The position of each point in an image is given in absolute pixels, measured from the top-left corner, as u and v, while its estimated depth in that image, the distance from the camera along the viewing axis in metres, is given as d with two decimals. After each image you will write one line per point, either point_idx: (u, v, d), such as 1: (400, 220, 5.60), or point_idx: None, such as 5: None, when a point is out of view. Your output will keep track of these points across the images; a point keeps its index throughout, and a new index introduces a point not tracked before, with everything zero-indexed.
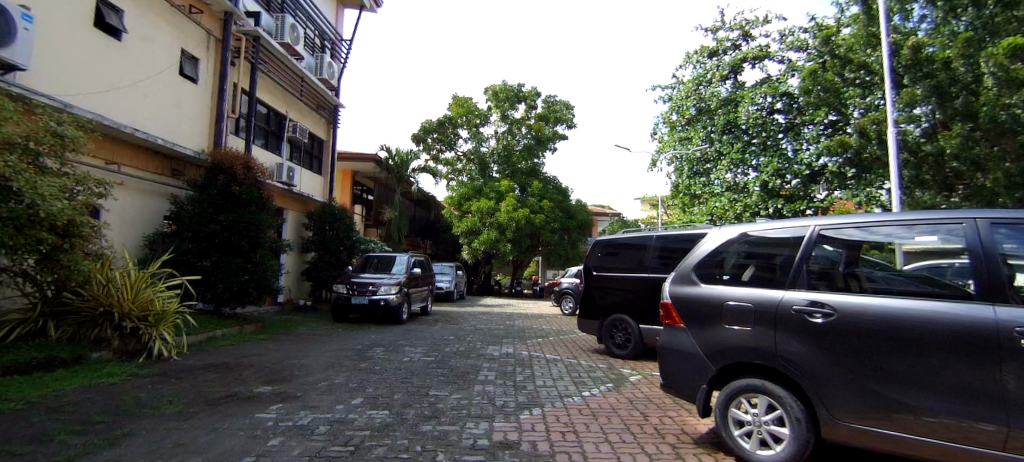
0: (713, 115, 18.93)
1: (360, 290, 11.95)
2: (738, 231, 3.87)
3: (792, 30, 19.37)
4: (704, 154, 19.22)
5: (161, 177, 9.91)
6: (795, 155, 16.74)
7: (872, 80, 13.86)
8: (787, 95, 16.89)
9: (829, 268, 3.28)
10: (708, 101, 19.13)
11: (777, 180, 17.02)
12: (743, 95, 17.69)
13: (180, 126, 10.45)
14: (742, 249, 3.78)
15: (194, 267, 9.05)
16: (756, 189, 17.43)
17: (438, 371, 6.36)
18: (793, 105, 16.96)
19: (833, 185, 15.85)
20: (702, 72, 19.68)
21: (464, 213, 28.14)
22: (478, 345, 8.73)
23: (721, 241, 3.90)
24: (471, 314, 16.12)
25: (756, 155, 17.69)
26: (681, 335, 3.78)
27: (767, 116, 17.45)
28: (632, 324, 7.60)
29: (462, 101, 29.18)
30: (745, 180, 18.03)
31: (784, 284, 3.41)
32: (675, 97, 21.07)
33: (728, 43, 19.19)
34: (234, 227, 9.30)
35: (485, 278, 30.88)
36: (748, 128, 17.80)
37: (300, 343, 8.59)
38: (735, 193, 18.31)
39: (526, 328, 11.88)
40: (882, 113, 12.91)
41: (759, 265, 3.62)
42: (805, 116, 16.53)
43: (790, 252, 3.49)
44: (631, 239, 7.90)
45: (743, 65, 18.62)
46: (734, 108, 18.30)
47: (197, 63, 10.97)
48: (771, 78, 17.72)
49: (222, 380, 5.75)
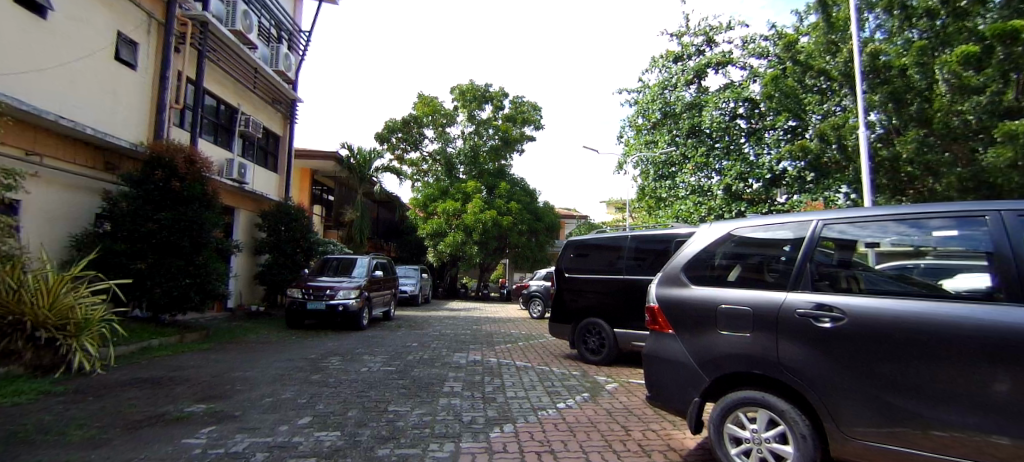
0: (677, 119, 19.15)
1: (317, 294, 11.16)
2: (727, 230, 3.58)
3: (753, 37, 19.78)
4: (669, 157, 19.44)
5: (93, 171, 8.92)
6: (757, 160, 17.01)
7: (830, 88, 14.29)
8: (750, 101, 17.19)
9: (826, 270, 3.02)
10: (674, 106, 19.33)
11: (739, 183, 17.26)
12: (707, 100, 17.95)
13: (116, 116, 9.45)
14: (730, 249, 3.47)
15: (127, 271, 8.06)
16: (719, 192, 17.67)
17: (399, 383, 5.82)
18: (755, 110, 17.31)
19: (793, 189, 16.18)
20: (668, 76, 19.84)
21: (430, 214, 27.48)
22: (443, 352, 8.21)
23: (709, 242, 3.59)
24: (436, 319, 15.49)
25: (719, 159, 17.96)
26: (670, 342, 3.44)
27: (729, 121, 17.70)
28: (606, 328, 7.22)
29: (427, 100, 28.52)
30: (710, 184, 18.23)
31: (780, 288, 3.12)
32: (640, 101, 21.21)
33: (692, 49, 19.44)
34: (174, 226, 8.42)
35: (450, 281, 30.23)
36: (711, 132, 18.06)
37: (245, 354, 7.82)
38: (699, 196, 18.50)
39: (494, 332, 11.42)
40: (841, 119, 13.25)
41: (749, 267, 3.34)
42: (766, 122, 16.86)
43: (782, 253, 3.22)
44: (605, 240, 7.60)
45: (707, 71, 18.85)
46: (698, 113, 18.57)
47: (136, 47, 9.96)
48: (733, 83, 18.03)
49: (149, 398, 5.00)
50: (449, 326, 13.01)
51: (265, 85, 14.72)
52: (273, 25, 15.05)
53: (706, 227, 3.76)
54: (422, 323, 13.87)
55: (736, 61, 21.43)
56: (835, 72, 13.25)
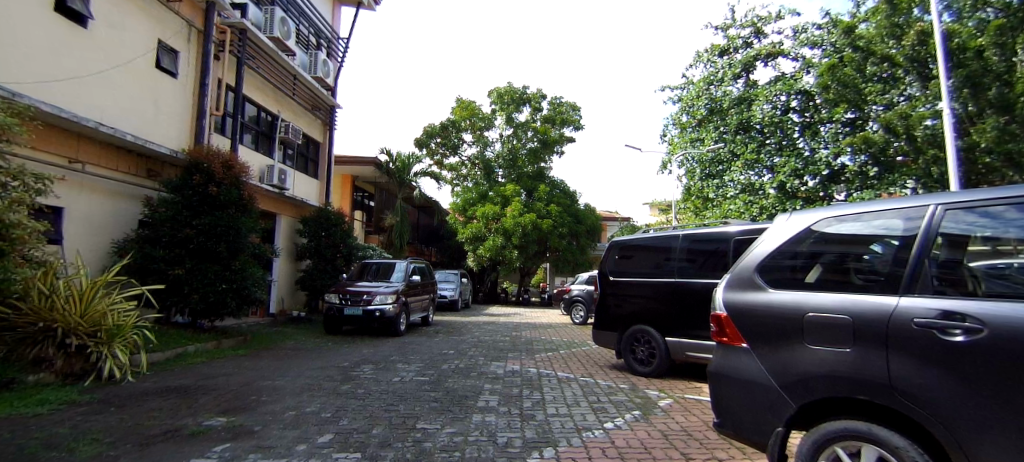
0: (725, 115, 18.10)
1: (354, 300, 11.01)
2: (807, 224, 2.90)
3: (806, 26, 18.48)
4: (717, 155, 18.38)
5: (133, 178, 9.11)
6: (812, 155, 15.79)
7: (894, 74, 13.12)
8: (803, 92, 16.05)
9: (943, 270, 2.29)
10: (720, 101, 18.31)
11: (794, 181, 16.05)
12: (757, 93, 16.88)
13: (156, 123, 9.64)
14: (809, 248, 2.81)
15: (164, 276, 8.15)
16: (772, 190, 16.52)
17: (430, 395, 5.40)
18: (809, 103, 16.12)
19: (855, 185, 14.88)
20: (713, 70, 18.81)
21: (469, 219, 27.36)
22: (479, 360, 7.78)
23: (783, 241, 2.92)
24: (476, 324, 15.13)
25: (771, 155, 16.82)
26: (743, 357, 2.81)
27: (782, 115, 16.54)
28: (656, 337, 6.55)
29: (465, 104, 28.47)
30: (760, 182, 17.10)
31: (878, 293, 2.43)
32: (684, 97, 20.28)
33: (739, 40, 18.34)
34: (210, 232, 8.41)
35: (491, 285, 30.00)
36: (762, 127, 16.94)
37: (278, 360, 7.66)
38: (750, 195, 17.38)
39: (534, 339, 10.89)
40: (912, 107, 11.99)
41: (834, 268, 2.66)
42: (822, 114, 15.66)
43: (873, 252, 2.55)
44: (652, 241, 6.95)
45: (756, 63, 17.70)
46: (747, 107, 17.51)
47: (176, 56, 10.18)
48: (785, 75, 16.87)
49: (172, 410, 4.81)
50: (488, 332, 12.59)
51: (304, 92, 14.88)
52: (311, 33, 15.22)
53: (786, 218, 3.08)
54: (461, 329, 13.51)
55: (788, 51, 20.10)
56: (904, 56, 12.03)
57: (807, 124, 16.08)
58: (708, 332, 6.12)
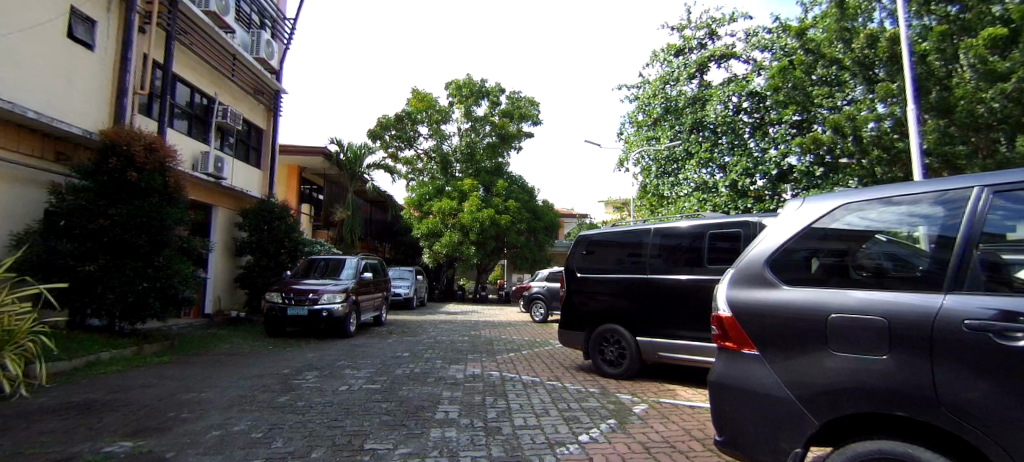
0: (680, 115, 18.30)
1: (298, 299, 10.10)
2: (813, 218, 2.58)
3: (757, 29, 18.96)
4: (672, 153, 18.55)
5: (40, 161, 7.79)
6: (762, 155, 16.23)
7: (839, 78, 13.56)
8: (755, 94, 16.42)
9: (993, 266, 2.00)
10: (676, 101, 18.50)
11: (745, 179, 16.42)
12: (711, 94, 17.17)
13: (70, 100, 8.25)
14: (816, 244, 2.50)
15: (74, 274, 7.00)
16: (724, 189, 16.85)
17: (382, 407, 4.79)
18: (760, 104, 16.51)
19: (802, 185, 15.34)
20: (670, 70, 18.94)
21: (425, 214, 26.49)
22: (437, 364, 7.20)
23: (790, 235, 2.59)
24: (431, 323, 14.44)
25: (724, 154, 17.17)
26: (753, 366, 2.46)
27: (734, 115, 16.93)
28: (627, 336, 6.21)
29: (421, 95, 27.48)
30: (713, 180, 17.37)
31: (914, 292, 2.12)
32: (641, 96, 20.39)
33: (694, 41, 18.57)
34: (128, 223, 7.30)
35: (447, 282, 29.25)
36: (716, 127, 17.26)
37: (206, 368, 6.76)
38: (704, 193, 17.63)
39: (494, 339, 10.40)
40: (857, 109, 12.40)
41: (831, 267, 2.41)
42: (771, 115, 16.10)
43: (861, 247, 2.40)
44: (623, 236, 6.64)
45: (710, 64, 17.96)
46: (701, 107, 17.76)
47: (93, 26, 8.74)
48: (738, 76, 17.23)
49: (64, 433, 3.96)
50: (444, 332, 11.98)
51: (245, 74, 13.63)
52: (254, 10, 14.00)
53: (797, 205, 2.74)
54: (416, 329, 12.82)
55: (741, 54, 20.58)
56: (849, 61, 12.47)
57: (757, 125, 16.49)
58: (680, 331, 5.83)
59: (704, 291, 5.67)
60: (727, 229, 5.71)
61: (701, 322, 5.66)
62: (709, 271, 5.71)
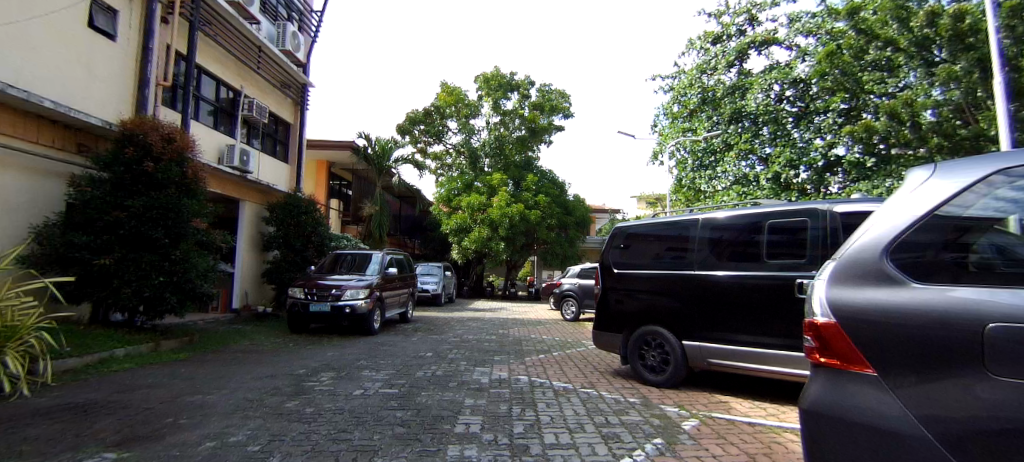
0: (718, 105, 17.34)
1: (321, 295, 9.80)
2: (940, 199, 1.87)
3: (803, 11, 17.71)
4: (710, 145, 17.59)
5: (59, 153, 7.74)
6: (807, 145, 15.23)
7: (892, 62, 12.83)
8: (801, 81, 15.37)
9: None
10: (713, 90, 17.53)
11: (789, 171, 15.47)
12: (752, 82, 16.21)
13: (90, 89, 8.19)
14: (949, 238, 1.82)
15: (90, 268, 6.88)
16: (766, 181, 15.85)
17: (396, 415, 4.32)
18: (807, 91, 15.43)
19: (850, 177, 14.38)
20: (707, 57, 17.92)
21: (453, 209, 26.22)
22: (461, 365, 6.72)
23: (909, 222, 1.89)
24: (459, 321, 14.00)
25: (765, 144, 16.19)
26: (867, 391, 1.79)
27: (776, 104, 15.94)
28: (671, 339, 5.51)
29: (450, 89, 27.11)
30: (754, 173, 16.46)
31: None
32: (676, 86, 19.43)
33: (734, 27, 17.50)
34: (145, 215, 7.15)
35: (476, 279, 28.94)
36: (756, 116, 16.28)
37: (221, 366, 6.48)
38: (743, 186, 16.68)
39: (522, 338, 9.84)
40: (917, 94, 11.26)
41: (963, 268, 1.75)
42: (818, 103, 15.02)
43: (978, 237, 1.80)
44: (667, 228, 5.95)
45: (750, 50, 16.88)
46: (741, 96, 16.79)
47: (115, 15, 8.72)
48: (780, 63, 16.17)
49: (53, 438, 3.67)
50: (472, 330, 11.52)
51: (271, 67, 13.50)
52: (281, 2, 13.84)
53: (923, 179, 2.01)
54: (442, 326, 12.40)
55: (784, 39, 19.43)
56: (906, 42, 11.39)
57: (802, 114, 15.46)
58: (734, 335, 5.10)
59: (762, 290, 4.94)
60: (791, 218, 4.94)
61: (760, 326, 4.93)
62: (768, 266, 4.97)
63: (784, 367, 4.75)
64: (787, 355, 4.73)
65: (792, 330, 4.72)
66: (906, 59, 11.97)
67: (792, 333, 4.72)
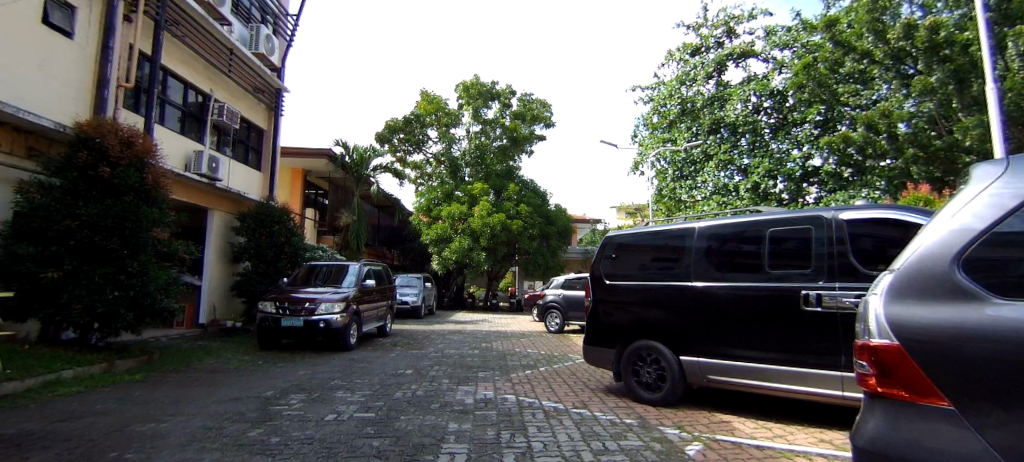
0: (697, 116, 17.43)
1: (294, 309, 9.25)
2: (1008, 211, 1.61)
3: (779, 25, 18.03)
4: (689, 156, 17.63)
5: (8, 157, 7.09)
6: (784, 155, 15.41)
7: (865, 76, 13.08)
8: (778, 93, 15.54)
9: None
10: (692, 102, 17.64)
11: (767, 182, 15.57)
12: (731, 93, 16.37)
13: (42, 88, 7.55)
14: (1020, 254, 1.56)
15: (36, 282, 6.27)
16: (745, 191, 15.91)
17: (372, 444, 3.90)
18: (783, 104, 15.65)
19: (827, 187, 14.55)
20: (687, 69, 18.04)
21: (434, 219, 25.73)
22: (443, 384, 6.30)
23: (965, 235, 1.65)
24: (440, 334, 13.51)
25: (744, 155, 16.33)
26: (942, 428, 1.51)
27: (754, 115, 16.11)
28: (667, 355, 5.21)
29: (430, 97, 26.76)
30: (733, 183, 16.54)
31: None
32: (655, 97, 19.47)
33: (712, 40, 17.67)
34: (98, 224, 6.53)
35: (457, 290, 28.42)
36: (735, 128, 16.42)
37: (179, 389, 5.92)
38: (723, 196, 16.74)
39: (507, 352, 9.44)
40: (892, 106, 11.42)
41: None
42: (796, 115, 15.20)
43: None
44: (661, 237, 5.67)
45: (729, 63, 17.04)
46: (720, 107, 16.93)
47: (73, 12, 8.13)
48: (758, 75, 16.39)
49: None
50: (454, 344, 11.06)
51: (244, 70, 12.95)
52: (255, 5, 13.36)
53: (989, 182, 1.75)
54: (423, 340, 11.91)
55: (760, 52, 19.76)
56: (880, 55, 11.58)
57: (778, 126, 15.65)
58: (735, 350, 4.84)
59: (764, 302, 4.69)
60: (794, 226, 4.73)
61: (762, 340, 4.68)
62: (769, 277, 4.74)
63: (788, 385, 4.52)
64: (791, 370, 4.49)
65: (796, 344, 4.48)
66: (880, 72, 12.19)
67: (796, 347, 4.49)
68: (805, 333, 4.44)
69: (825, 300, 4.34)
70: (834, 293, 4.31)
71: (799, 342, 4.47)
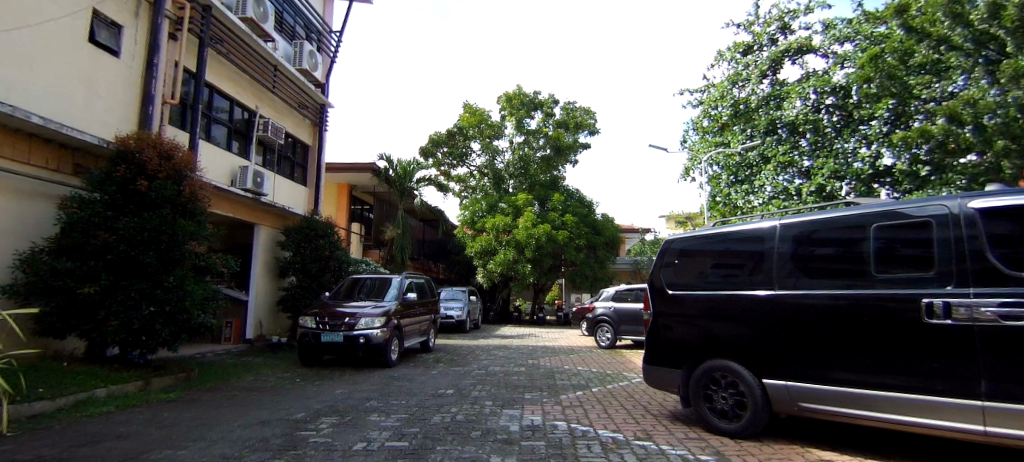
0: (751, 118, 16.30)
1: (334, 325, 8.97)
2: None
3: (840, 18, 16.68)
4: (745, 159, 16.43)
5: (54, 175, 7.29)
6: (852, 155, 14.03)
7: (942, 63, 11.72)
8: (842, 88, 14.19)
9: None
10: (747, 102, 16.46)
11: (833, 183, 14.18)
12: (788, 90, 15.16)
13: (88, 106, 7.75)
14: None
15: (74, 297, 6.27)
16: (810, 194, 14.57)
17: None
18: (848, 99, 14.29)
19: (902, 187, 13.13)
20: (738, 68, 16.89)
21: (478, 231, 25.45)
22: (485, 407, 5.68)
23: None
24: (484, 350, 12.94)
25: (806, 156, 15.00)
26: None
27: (815, 114, 14.80)
28: (747, 378, 4.36)
29: (473, 110, 26.73)
30: (795, 186, 15.20)
31: None
32: (704, 100, 18.39)
33: (766, 36, 16.49)
34: (134, 238, 6.53)
35: (502, 304, 27.92)
36: (796, 127, 15.12)
37: (209, 410, 5.63)
38: (784, 200, 15.44)
39: (555, 370, 8.72)
40: (980, 92, 10.04)
41: None
42: (862, 110, 13.83)
43: None
44: (734, 242, 4.85)
45: (785, 60, 15.81)
46: (776, 107, 15.73)
47: (119, 31, 8.37)
48: (818, 70, 15.10)
49: None
50: (498, 361, 10.45)
51: (287, 86, 13.18)
52: (298, 23, 13.62)
53: None
54: (466, 356, 11.38)
55: (818, 46, 18.31)
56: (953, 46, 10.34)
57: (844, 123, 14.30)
58: (831, 372, 3.92)
59: (865, 312, 3.76)
60: (907, 219, 3.73)
61: (863, 358, 3.73)
62: (874, 283, 3.78)
63: (894, 416, 3.55)
64: (900, 398, 3.52)
65: (904, 364, 3.53)
66: (958, 59, 10.87)
67: (907, 368, 3.52)
68: (922, 350, 3.45)
69: (956, 312, 3.32)
70: (968, 302, 3.27)
71: (911, 361, 3.50)
